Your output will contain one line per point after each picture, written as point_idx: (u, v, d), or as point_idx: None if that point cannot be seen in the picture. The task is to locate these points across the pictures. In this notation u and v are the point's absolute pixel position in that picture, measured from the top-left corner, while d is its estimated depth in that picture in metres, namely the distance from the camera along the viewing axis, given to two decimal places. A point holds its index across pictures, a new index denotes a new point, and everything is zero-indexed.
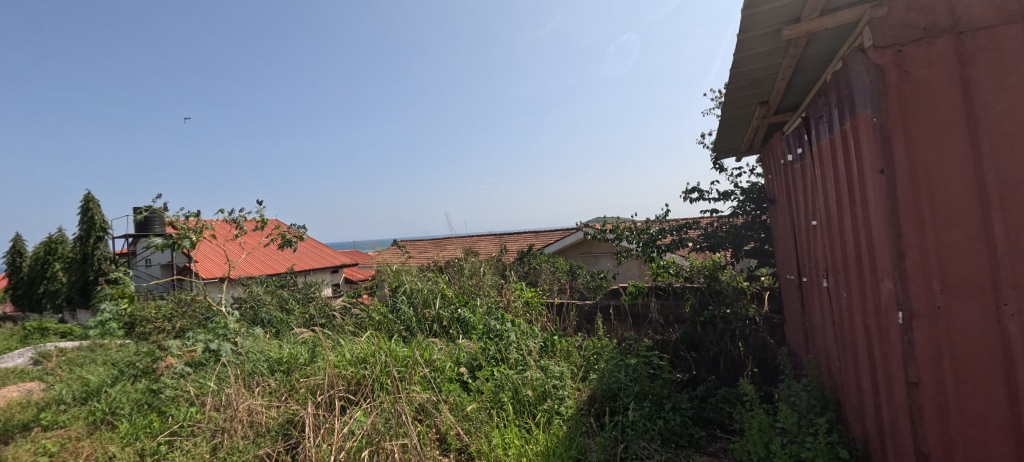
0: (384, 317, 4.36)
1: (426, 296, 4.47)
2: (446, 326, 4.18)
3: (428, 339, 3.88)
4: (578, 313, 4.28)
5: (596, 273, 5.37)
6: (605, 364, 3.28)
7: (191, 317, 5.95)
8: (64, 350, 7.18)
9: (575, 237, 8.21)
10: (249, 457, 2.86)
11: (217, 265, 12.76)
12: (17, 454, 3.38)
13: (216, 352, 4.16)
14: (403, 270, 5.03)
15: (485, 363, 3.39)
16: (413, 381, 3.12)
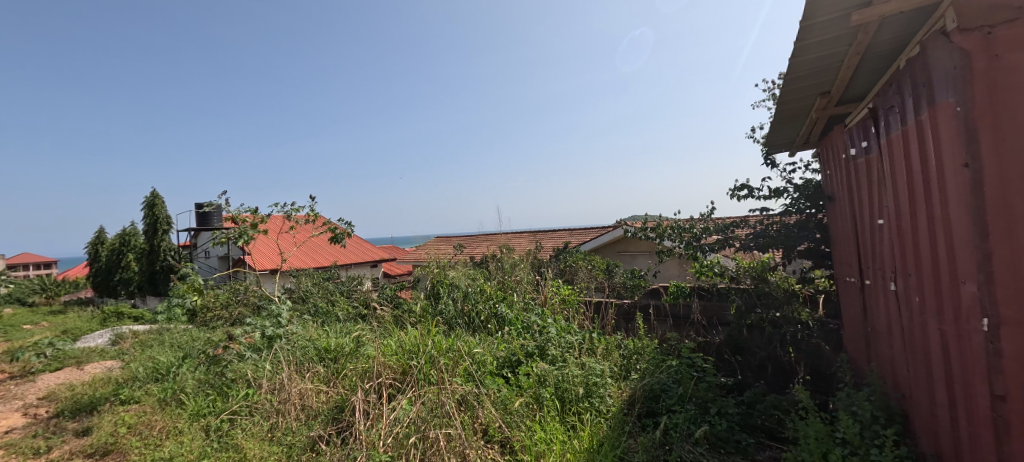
0: (425, 311, 4.47)
1: (466, 291, 4.53)
2: (485, 321, 4.23)
3: (468, 333, 3.94)
4: (616, 312, 4.22)
5: (636, 272, 5.25)
6: (646, 364, 3.23)
7: (247, 305, 6.32)
8: (136, 333, 7.81)
9: (612, 234, 8.06)
10: (302, 438, 3.01)
11: (268, 258, 13.44)
12: (102, 424, 3.73)
13: (271, 339, 4.44)
14: (443, 265, 5.12)
15: (525, 359, 3.40)
16: (455, 374, 3.18)
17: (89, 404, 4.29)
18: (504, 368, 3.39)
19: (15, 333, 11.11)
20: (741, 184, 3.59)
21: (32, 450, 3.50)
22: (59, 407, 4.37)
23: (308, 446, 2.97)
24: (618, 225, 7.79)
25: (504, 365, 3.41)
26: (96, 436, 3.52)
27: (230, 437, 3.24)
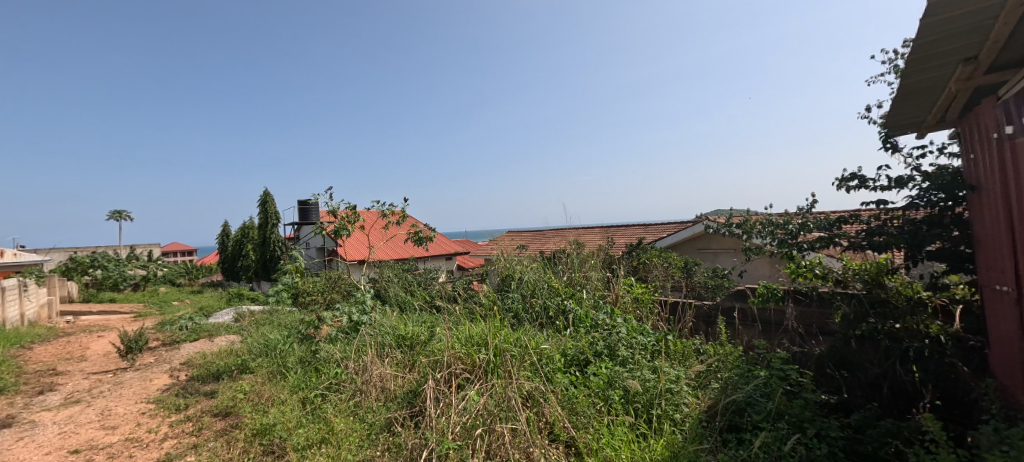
0: (494, 303, 4.55)
1: (535, 286, 4.52)
2: (553, 317, 4.19)
3: (536, 329, 3.92)
4: (695, 314, 3.97)
5: (718, 271, 4.90)
6: (729, 372, 2.97)
7: (339, 292, 6.89)
8: (252, 312, 8.87)
9: (692, 230, 7.59)
10: (381, 418, 3.20)
11: (356, 250, 14.53)
12: (224, 390, 4.28)
13: (357, 324, 4.78)
14: (514, 260, 5.14)
15: (593, 359, 3.30)
16: (521, 368, 3.19)
17: (219, 371, 4.93)
18: (572, 365, 3.32)
19: (166, 308, 13.24)
20: (851, 174, 3.20)
21: (174, 407, 4.12)
22: (193, 373, 5.07)
23: (385, 427, 3.14)
24: (699, 220, 7.31)
25: (572, 363, 3.34)
26: (219, 400, 4.04)
27: (322, 410, 3.54)
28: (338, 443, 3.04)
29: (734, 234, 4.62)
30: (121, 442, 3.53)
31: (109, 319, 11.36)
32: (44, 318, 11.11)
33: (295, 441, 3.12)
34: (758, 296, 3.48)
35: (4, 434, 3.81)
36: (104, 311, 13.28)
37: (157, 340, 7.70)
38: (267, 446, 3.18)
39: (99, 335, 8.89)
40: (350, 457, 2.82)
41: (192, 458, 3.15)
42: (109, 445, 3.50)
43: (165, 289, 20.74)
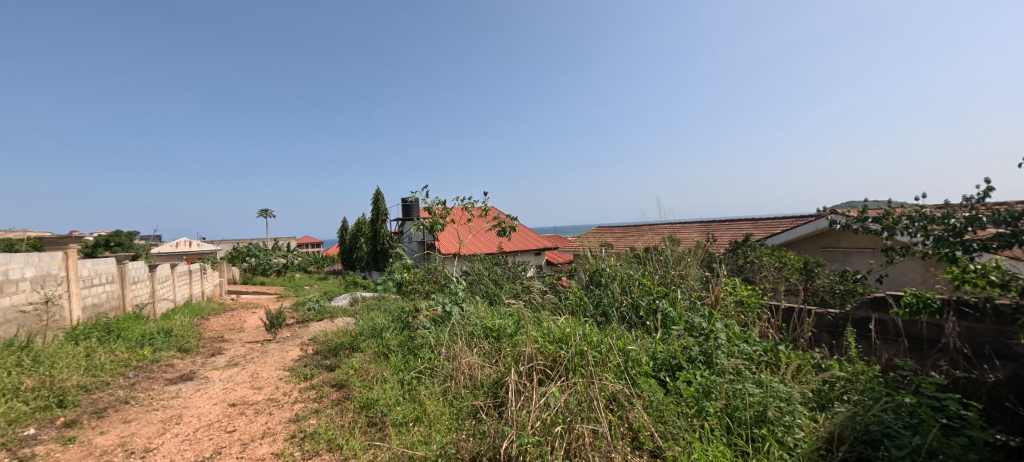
0: (582, 300, 4.48)
1: (625, 283, 4.34)
2: (643, 317, 4.00)
3: (623, 328, 3.76)
4: (816, 324, 3.53)
5: (847, 275, 4.27)
6: (860, 395, 2.60)
7: (436, 283, 7.30)
8: (366, 298, 9.78)
9: (814, 226, 6.75)
10: (467, 405, 3.30)
11: (452, 244, 15.25)
12: (342, 365, 4.75)
13: (449, 313, 4.99)
14: (602, 256, 5.00)
15: (686, 365, 3.07)
16: (605, 369, 3.10)
17: (339, 347, 5.53)
18: (661, 371, 3.13)
19: (301, 291, 15.25)
20: None
21: (303, 376, 4.68)
22: (318, 348, 5.71)
23: (471, 414, 3.23)
24: (824, 214, 6.49)
25: (661, 369, 3.15)
26: (336, 374, 4.49)
27: (417, 391, 3.74)
28: (428, 424, 3.19)
29: (869, 229, 4.07)
30: (265, 401, 4.08)
31: (262, 298, 13.44)
32: (218, 294, 13.49)
33: (393, 417, 3.35)
34: (905, 307, 2.84)
35: (187, 385, 4.62)
36: (257, 291, 15.73)
37: (293, 318, 8.88)
38: (370, 419, 3.47)
39: (252, 310, 10.48)
40: (438, 439, 2.94)
41: (313, 422, 3.54)
42: (257, 402, 4.06)
43: (296, 274, 23.85)
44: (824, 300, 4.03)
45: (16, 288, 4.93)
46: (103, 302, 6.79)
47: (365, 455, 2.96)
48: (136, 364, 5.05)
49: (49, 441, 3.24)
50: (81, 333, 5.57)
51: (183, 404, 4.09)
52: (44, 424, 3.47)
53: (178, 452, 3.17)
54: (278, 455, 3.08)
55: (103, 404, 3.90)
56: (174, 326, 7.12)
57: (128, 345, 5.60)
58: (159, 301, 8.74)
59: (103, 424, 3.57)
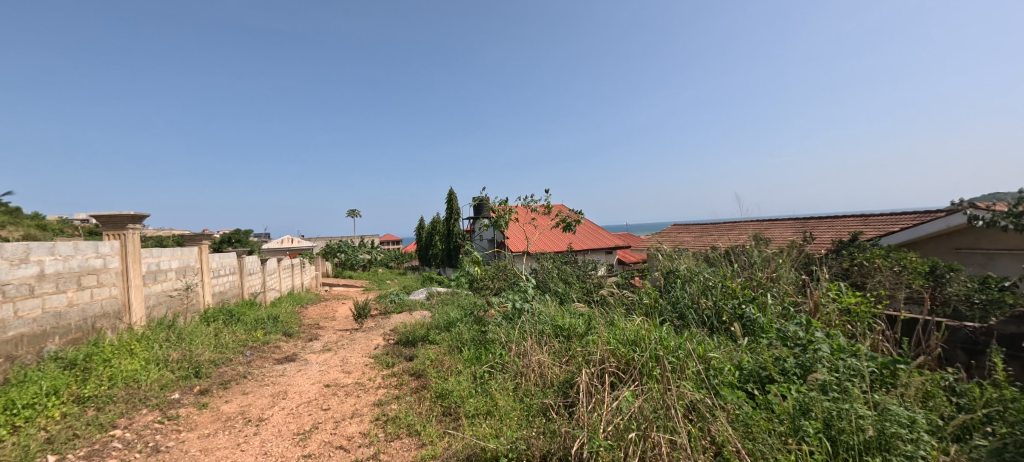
0: (656, 301, 4.29)
1: (705, 285, 4.09)
2: (726, 322, 3.73)
3: (704, 334, 3.54)
4: (950, 338, 3.11)
5: (990, 281, 3.67)
6: (1012, 426, 2.21)
7: (506, 281, 7.40)
8: (441, 293, 10.19)
9: (947, 221, 5.88)
10: (537, 402, 3.30)
11: (522, 242, 15.37)
12: (419, 355, 4.99)
13: (519, 311, 5.03)
14: (678, 256, 4.76)
15: (778, 377, 2.81)
16: (684, 377, 2.93)
17: (417, 338, 5.82)
18: (748, 383, 2.89)
19: (383, 284, 16.29)
20: None
21: (386, 363, 4.98)
22: (399, 337, 6.05)
23: (540, 411, 3.23)
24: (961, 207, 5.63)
25: (747, 380, 2.91)
26: (414, 363, 4.73)
27: (488, 385, 3.81)
28: (499, 418, 3.24)
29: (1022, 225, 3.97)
30: (354, 384, 4.40)
31: (350, 291, 14.56)
32: (315, 285, 14.88)
33: (466, 408, 3.44)
34: None
35: (291, 365, 5.13)
36: (345, 284, 17.07)
37: (377, 309, 9.50)
38: (445, 408, 3.59)
39: (342, 301, 11.39)
40: (509, 433, 2.96)
41: (394, 406, 3.75)
42: (347, 384, 4.40)
43: (379, 269, 25.52)
44: (958, 311, 3.51)
45: (166, 276, 5.80)
46: (228, 290, 7.80)
47: (441, 442, 3.08)
48: (253, 345, 5.70)
49: (189, 405, 3.76)
50: (212, 315, 6.41)
51: (288, 381, 4.54)
52: (185, 390, 4.04)
53: (284, 423, 3.52)
54: (364, 434, 3.30)
55: (227, 377, 4.45)
56: (280, 312, 7.96)
57: (247, 327, 6.36)
58: (268, 290, 9.83)
59: (227, 394, 4.08)
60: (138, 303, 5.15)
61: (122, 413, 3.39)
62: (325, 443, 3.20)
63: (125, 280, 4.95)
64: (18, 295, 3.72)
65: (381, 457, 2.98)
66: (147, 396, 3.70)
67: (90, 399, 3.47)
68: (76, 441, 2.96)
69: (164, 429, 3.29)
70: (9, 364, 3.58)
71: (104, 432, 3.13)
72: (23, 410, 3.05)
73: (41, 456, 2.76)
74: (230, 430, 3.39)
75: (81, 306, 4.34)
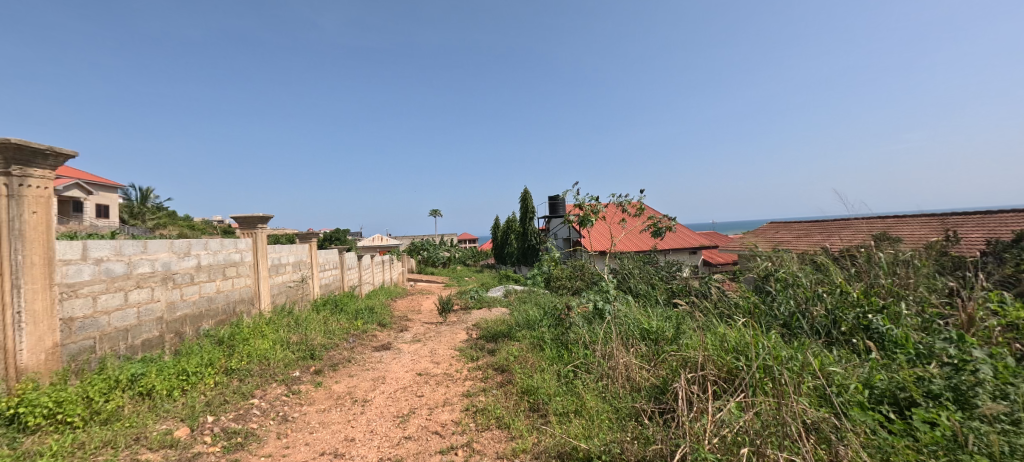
0: (758, 307, 3.97)
1: (819, 291, 3.71)
2: (846, 333, 3.36)
3: (821, 346, 3.22)
4: None
5: None
6: None
7: (587, 280, 7.30)
8: (518, 291, 10.36)
9: None
10: (628, 406, 3.23)
11: (600, 241, 15.07)
12: (502, 350, 5.12)
13: (601, 311, 4.94)
14: (785, 257, 4.36)
15: (921, 400, 2.47)
16: (800, 392, 2.68)
17: (498, 334, 5.97)
18: (881, 404, 2.57)
19: (463, 281, 16.90)
20: None
21: (471, 357, 5.19)
22: (482, 332, 6.26)
23: (632, 415, 3.16)
24: None
25: (880, 401, 2.59)
26: (498, 358, 4.86)
27: (574, 385, 3.80)
28: (588, 419, 3.22)
29: None
30: (444, 374, 4.65)
31: (433, 286, 15.30)
32: (401, 280, 15.86)
33: (554, 406, 3.46)
34: None
35: (387, 353, 5.55)
36: (429, 280, 17.97)
37: (458, 305, 9.89)
38: (532, 404, 3.65)
39: (427, 296, 12.02)
40: (601, 435, 2.92)
41: (482, 399, 3.90)
42: (437, 374, 4.66)
43: (459, 266, 26.54)
44: None
45: (285, 269, 6.59)
46: (331, 283, 8.62)
47: (530, 437, 3.13)
48: (354, 333, 6.27)
49: (307, 382, 4.24)
50: (319, 305, 7.14)
51: (384, 367, 4.93)
52: (304, 369, 4.56)
53: (386, 406, 3.83)
54: (457, 423, 3.47)
55: (336, 360, 4.95)
56: (374, 304, 8.61)
57: (347, 316, 7.00)
58: (362, 284, 10.68)
59: (336, 375, 4.54)
60: (265, 292, 5.91)
61: (257, 385, 3.92)
62: (422, 427, 3.42)
63: (255, 272, 5.71)
64: (183, 282, 4.47)
65: (474, 446, 3.11)
66: (276, 372, 4.24)
67: (234, 372, 4.06)
68: (227, 405, 3.48)
69: (290, 402, 3.76)
70: (176, 338, 4.33)
71: (245, 400, 3.64)
72: (188, 377, 3.65)
73: (202, 415, 3.28)
74: (341, 407, 3.77)
75: (225, 293, 5.09)
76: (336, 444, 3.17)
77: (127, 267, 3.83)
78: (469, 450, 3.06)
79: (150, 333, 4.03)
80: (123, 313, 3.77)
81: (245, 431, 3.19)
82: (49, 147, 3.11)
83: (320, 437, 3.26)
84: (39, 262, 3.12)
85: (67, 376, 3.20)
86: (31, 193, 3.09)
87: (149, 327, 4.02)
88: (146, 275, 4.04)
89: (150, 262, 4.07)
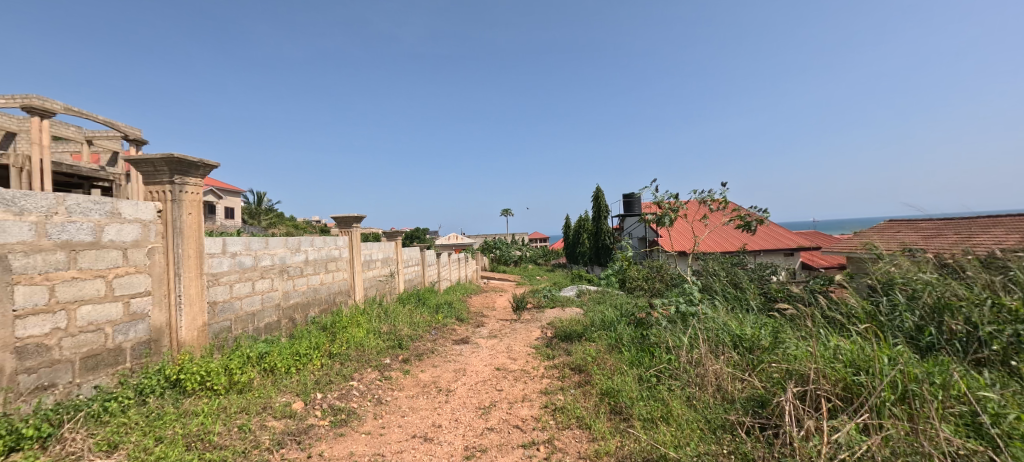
0: (876, 318, 3.57)
1: (958, 304, 3.25)
2: (998, 354, 2.89)
3: (963, 366, 2.82)
4: None
5: None
6: None
7: (666, 281, 7.00)
8: (592, 291, 10.21)
9: None
10: (720, 418, 3.07)
11: (679, 241, 14.33)
12: (578, 350, 5.09)
13: (684, 315, 4.70)
14: (912, 263, 3.88)
15: None
16: (939, 419, 2.39)
17: (573, 334, 5.94)
18: None
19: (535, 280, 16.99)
20: None
21: (547, 355, 5.23)
22: (557, 331, 6.27)
23: (726, 427, 3.00)
24: None
25: None
26: (574, 357, 4.84)
27: (657, 390, 3.67)
28: (677, 426, 3.09)
29: None
30: (521, 370, 4.74)
31: (506, 284, 15.59)
32: (475, 277, 16.33)
33: (638, 411, 3.38)
34: None
35: (467, 347, 5.78)
36: (502, 278, 18.30)
37: (532, 303, 9.97)
38: (613, 407, 3.60)
39: (500, 294, 12.26)
40: (693, 445, 2.81)
41: (561, 397, 3.92)
42: (515, 370, 4.77)
43: (531, 264, 26.73)
44: None
45: (375, 265, 7.11)
46: (413, 279, 9.13)
47: (613, 440, 3.09)
48: (435, 326, 6.60)
49: (397, 370, 4.56)
50: (404, 299, 7.61)
51: (465, 360, 5.15)
52: (393, 357, 4.91)
53: (468, 397, 4.00)
54: (537, 419, 3.53)
55: (422, 351, 5.26)
56: (452, 300, 8.99)
57: (429, 310, 7.39)
58: (440, 281, 11.16)
59: (422, 365, 4.83)
60: (358, 285, 6.44)
61: (356, 369, 4.29)
62: (503, 420, 3.53)
63: (351, 267, 6.25)
64: (295, 274, 5.03)
65: (556, 444, 3.14)
66: (370, 358, 4.62)
67: (336, 355, 4.49)
68: (332, 384, 3.87)
69: (383, 387, 4.08)
70: (289, 323, 4.89)
71: (346, 381, 4.01)
72: (299, 360, 4.10)
73: (314, 392, 3.67)
74: (427, 395, 4.00)
75: (326, 285, 5.64)
76: (425, 429, 3.37)
77: (254, 260, 4.41)
78: (551, 447, 3.09)
79: (270, 318, 4.59)
80: (252, 299, 4.35)
81: (348, 409, 3.52)
82: (200, 159, 3.65)
83: (411, 420, 3.50)
84: (193, 255, 3.67)
85: (213, 350, 3.77)
86: (188, 197, 3.65)
87: (269, 313, 4.59)
88: (268, 268, 4.61)
89: (271, 257, 4.64)
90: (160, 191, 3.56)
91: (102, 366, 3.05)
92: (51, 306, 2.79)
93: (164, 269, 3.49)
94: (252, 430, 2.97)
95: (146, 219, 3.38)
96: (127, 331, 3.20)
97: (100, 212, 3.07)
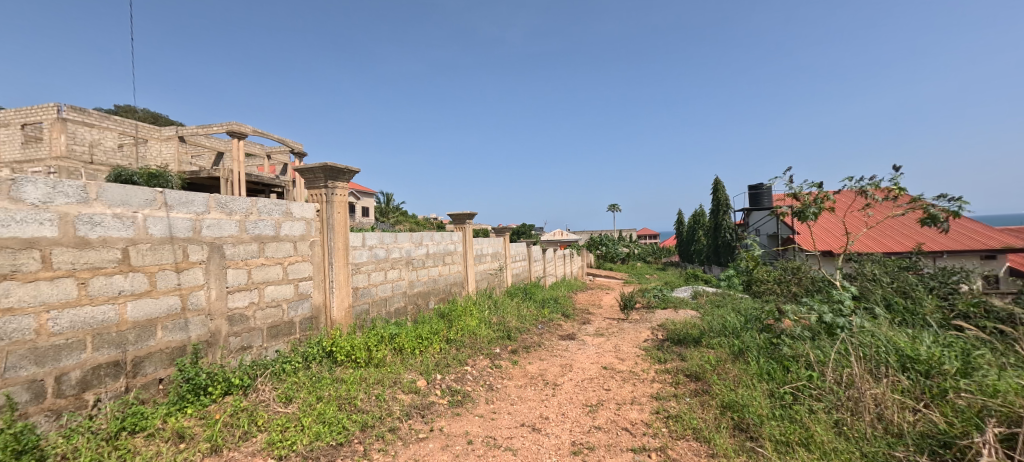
0: None
1: None
2: None
3: None
4: None
5: None
6: None
7: (801, 285, 6.21)
8: (708, 292, 9.48)
9: None
10: (884, 454, 2.66)
11: (829, 241, 12.45)
12: (694, 355, 4.79)
13: (829, 327, 4.10)
14: None
15: None
16: None
17: (688, 338, 5.60)
18: None
19: (644, 279, 16.30)
20: None
21: (658, 358, 5.02)
22: (668, 334, 5.97)
23: None
24: None
25: None
26: (690, 363, 4.57)
27: (794, 410, 3.29)
28: (821, 455, 2.76)
29: None
30: (629, 372, 4.62)
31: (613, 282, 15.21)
32: (581, 274, 16.25)
33: (770, 431, 3.07)
34: None
35: (573, 343, 5.81)
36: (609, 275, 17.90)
37: (641, 303, 9.61)
38: (736, 423, 3.34)
39: (607, 292, 12.01)
40: None
41: (674, 405, 3.75)
42: (623, 371, 4.67)
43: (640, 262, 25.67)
44: None
45: (485, 258, 7.50)
46: (520, 273, 9.42)
47: (738, 459, 2.86)
48: (542, 320, 6.74)
49: (506, 359, 4.78)
50: (512, 292, 7.90)
51: (572, 356, 5.19)
52: (503, 347, 5.15)
53: (574, 392, 4.04)
54: (648, 424, 3.43)
55: (529, 343, 5.43)
56: (558, 296, 9.07)
57: (535, 304, 7.57)
58: (546, 276, 11.31)
59: (529, 357, 4.99)
60: (471, 277, 6.86)
61: (470, 356, 4.60)
62: (611, 421, 3.50)
63: (464, 260, 6.68)
64: (418, 266, 5.56)
65: (670, 453, 3.02)
66: (482, 347, 4.90)
67: (452, 341, 4.87)
68: (448, 367, 4.20)
69: (495, 375, 4.32)
70: (413, 309, 5.42)
71: (461, 365, 4.32)
72: (422, 344, 4.52)
73: (434, 373, 4.03)
74: (535, 387, 4.13)
75: (444, 276, 6.12)
76: (533, 419, 3.49)
77: (386, 253, 4.98)
78: (664, 456, 2.99)
79: (399, 304, 5.14)
80: (385, 286, 4.92)
81: (463, 392, 3.80)
82: (347, 166, 4.22)
83: (519, 409, 3.66)
84: (341, 247, 4.27)
85: (356, 328, 4.36)
86: (338, 198, 4.24)
87: (398, 299, 5.14)
88: (397, 259, 5.16)
89: (399, 250, 5.18)
90: (318, 194, 4.19)
91: (280, 334, 3.72)
92: (249, 285, 3.48)
93: (321, 259, 4.14)
94: (386, 400, 3.37)
95: (308, 217, 4.02)
96: (297, 308, 3.87)
97: (278, 212, 3.73)
